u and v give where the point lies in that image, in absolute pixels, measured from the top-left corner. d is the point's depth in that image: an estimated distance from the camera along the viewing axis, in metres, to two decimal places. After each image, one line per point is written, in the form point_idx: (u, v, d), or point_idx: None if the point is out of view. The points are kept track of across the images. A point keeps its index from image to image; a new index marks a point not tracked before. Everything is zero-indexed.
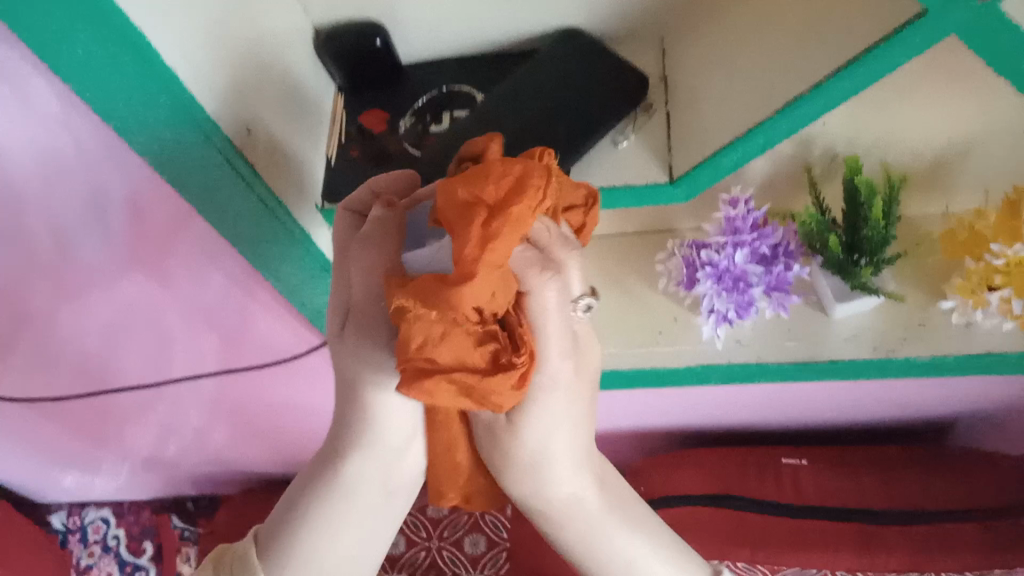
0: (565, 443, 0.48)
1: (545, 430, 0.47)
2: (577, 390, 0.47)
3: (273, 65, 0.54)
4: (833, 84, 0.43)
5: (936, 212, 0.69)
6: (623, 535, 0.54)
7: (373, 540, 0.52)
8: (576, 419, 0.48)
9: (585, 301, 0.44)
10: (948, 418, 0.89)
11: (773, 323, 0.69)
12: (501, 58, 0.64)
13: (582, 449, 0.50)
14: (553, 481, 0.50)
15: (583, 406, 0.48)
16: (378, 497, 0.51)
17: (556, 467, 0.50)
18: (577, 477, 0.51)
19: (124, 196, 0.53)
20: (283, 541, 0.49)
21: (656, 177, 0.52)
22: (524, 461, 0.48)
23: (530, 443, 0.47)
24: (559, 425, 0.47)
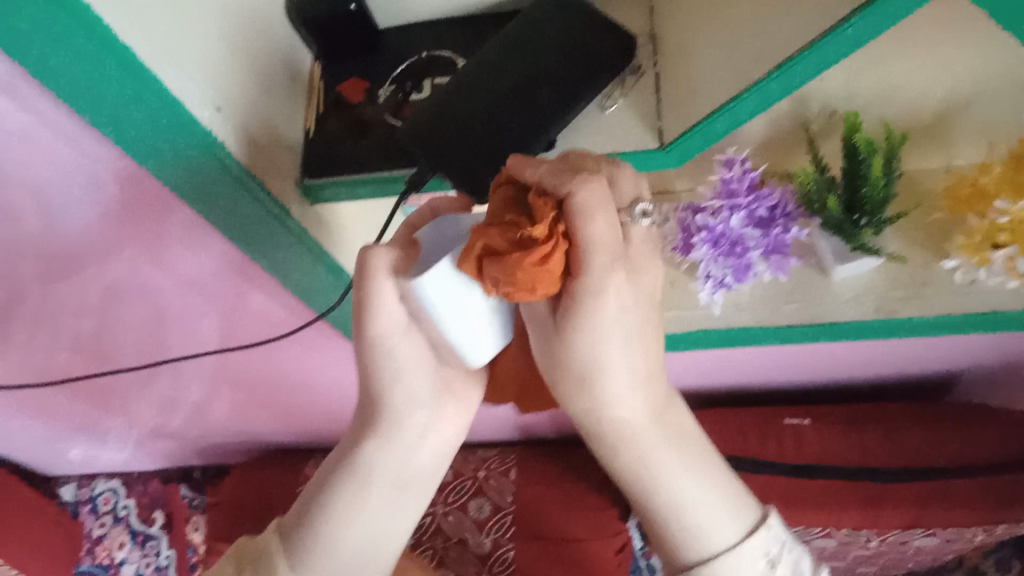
0: (621, 356, 0.44)
1: (612, 349, 0.43)
2: (635, 311, 0.42)
3: (240, 35, 0.52)
4: (832, 39, 0.41)
5: (938, 166, 0.67)
6: (672, 468, 0.49)
7: (390, 533, 0.52)
8: (635, 324, 0.43)
9: (641, 207, 0.40)
10: (950, 375, 0.87)
11: (772, 286, 0.68)
12: (481, 19, 0.61)
13: (647, 368, 0.46)
14: (625, 399, 0.46)
15: (645, 309, 0.43)
16: (389, 487, 0.51)
17: (621, 395, 0.46)
18: (650, 396, 0.47)
19: (97, 178, 0.51)
20: (301, 537, 0.49)
21: (645, 143, 0.50)
22: (577, 367, 0.44)
23: (593, 354, 0.43)
24: (617, 340, 0.43)
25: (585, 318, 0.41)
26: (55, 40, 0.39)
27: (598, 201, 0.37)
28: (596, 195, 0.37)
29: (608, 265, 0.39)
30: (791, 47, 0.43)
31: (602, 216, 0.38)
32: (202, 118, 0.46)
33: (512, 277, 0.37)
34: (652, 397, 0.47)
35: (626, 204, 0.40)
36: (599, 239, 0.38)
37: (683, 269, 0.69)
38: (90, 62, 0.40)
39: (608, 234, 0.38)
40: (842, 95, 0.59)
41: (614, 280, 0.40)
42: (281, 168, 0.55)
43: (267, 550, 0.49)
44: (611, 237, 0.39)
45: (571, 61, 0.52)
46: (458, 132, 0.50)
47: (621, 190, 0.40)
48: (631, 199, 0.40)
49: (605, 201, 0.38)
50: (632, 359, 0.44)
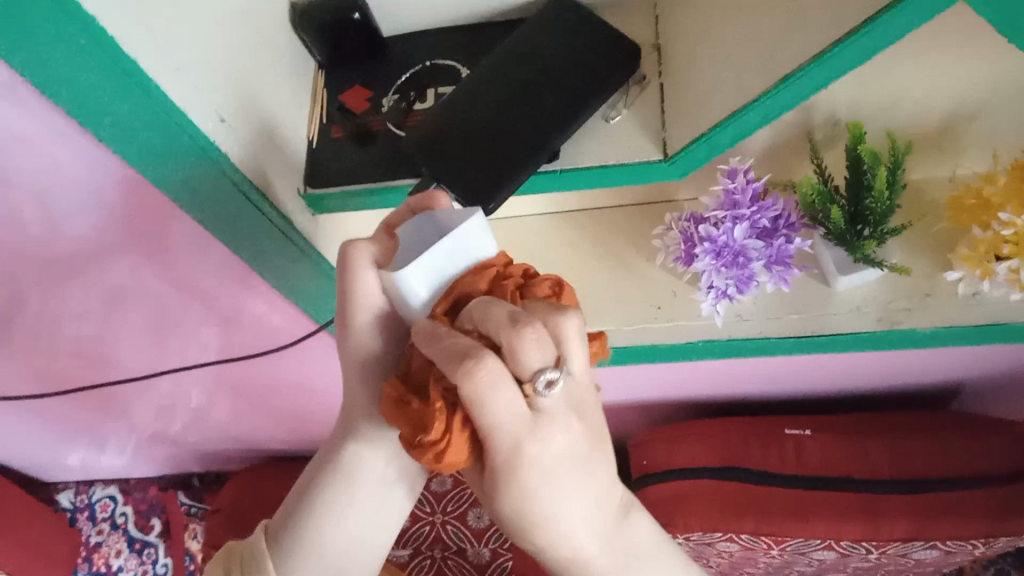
0: (560, 506, 0.34)
1: (557, 501, 0.33)
2: (570, 458, 0.33)
3: (245, 44, 0.51)
4: (837, 53, 0.41)
5: (942, 177, 0.67)
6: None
7: (380, 534, 0.46)
8: (571, 467, 0.33)
9: (548, 377, 0.30)
10: (953, 385, 0.87)
11: (774, 296, 0.67)
12: (486, 29, 0.61)
13: (597, 499, 0.35)
14: (585, 541, 0.35)
15: (586, 447, 0.33)
16: (377, 487, 0.46)
17: (583, 542, 0.35)
18: (609, 528, 0.36)
19: (99, 185, 0.51)
20: (286, 536, 0.45)
21: (649, 154, 0.50)
22: (515, 522, 0.34)
23: (539, 507, 0.33)
24: (559, 490, 0.33)
25: (515, 489, 0.32)
26: (38, 39, 0.38)
27: (488, 386, 0.30)
28: (484, 383, 0.30)
29: (521, 439, 0.31)
30: (797, 59, 0.43)
31: (495, 406, 0.30)
32: (206, 128, 0.46)
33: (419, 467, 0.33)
34: (607, 522, 0.36)
35: (527, 376, 0.31)
36: (497, 424, 0.31)
37: (685, 279, 0.68)
38: (94, 70, 0.40)
39: (510, 417, 0.31)
40: (846, 106, 0.58)
41: (534, 446, 0.31)
42: (286, 176, 0.55)
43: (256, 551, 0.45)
44: (515, 416, 0.31)
45: (577, 70, 0.52)
46: (462, 142, 0.50)
47: (523, 360, 0.30)
48: (536, 367, 0.31)
49: (495, 379, 0.30)
50: (587, 497, 0.34)
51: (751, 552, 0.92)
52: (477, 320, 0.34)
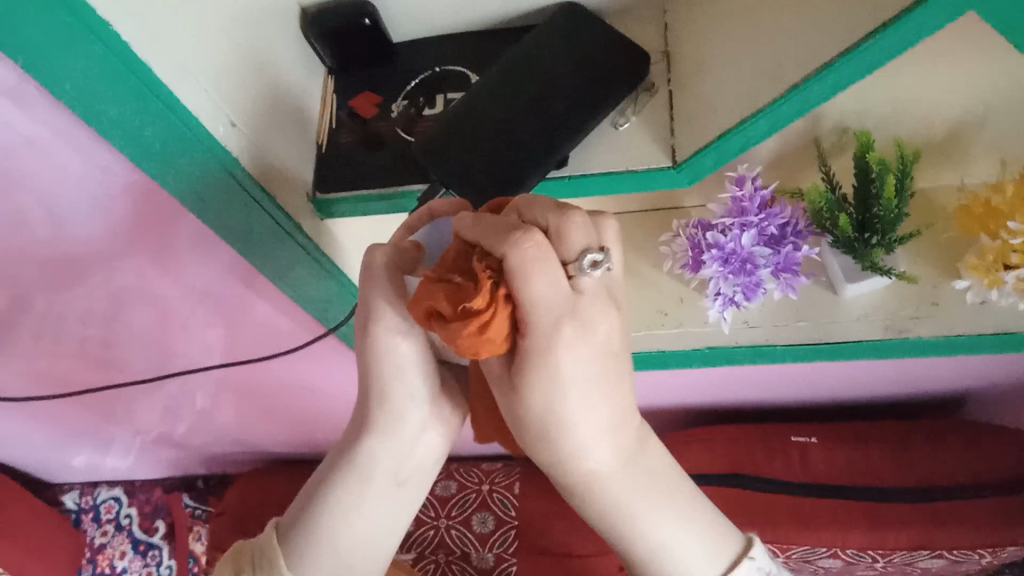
0: (586, 410, 0.38)
1: (579, 403, 0.37)
2: (601, 365, 0.37)
3: (253, 47, 0.52)
4: (844, 62, 0.41)
5: (949, 184, 0.67)
6: (647, 504, 0.44)
7: (388, 535, 0.48)
8: (602, 374, 0.37)
9: (590, 258, 0.34)
10: (959, 393, 0.87)
11: (781, 304, 0.67)
12: (495, 35, 0.61)
13: (614, 414, 0.39)
14: (597, 449, 0.40)
15: (610, 351, 0.37)
16: (390, 486, 0.47)
17: (594, 449, 0.40)
18: (620, 444, 0.41)
19: (107, 188, 0.51)
20: (297, 539, 0.46)
21: (657, 161, 0.50)
22: (540, 425, 0.38)
23: (561, 407, 0.37)
24: (581, 388, 0.37)
25: (547, 385, 0.36)
26: (48, 38, 0.38)
27: (533, 262, 0.33)
28: (534, 257, 0.33)
29: (558, 328, 0.35)
30: (805, 67, 0.43)
31: (546, 274, 0.34)
32: (215, 132, 0.46)
33: (453, 341, 0.36)
34: (621, 439, 0.41)
35: (572, 259, 0.35)
36: (539, 302, 0.34)
37: (693, 286, 0.68)
38: (104, 76, 0.40)
39: (553, 293, 0.34)
40: (854, 114, 0.58)
41: (569, 339, 0.35)
42: (294, 181, 0.55)
43: (265, 546, 0.46)
44: (555, 301, 0.34)
45: (585, 76, 0.52)
46: (471, 147, 0.50)
47: (568, 240, 0.35)
48: (578, 251, 0.35)
49: (542, 257, 0.34)
50: (603, 404, 0.38)
51: None
52: (524, 215, 0.37)
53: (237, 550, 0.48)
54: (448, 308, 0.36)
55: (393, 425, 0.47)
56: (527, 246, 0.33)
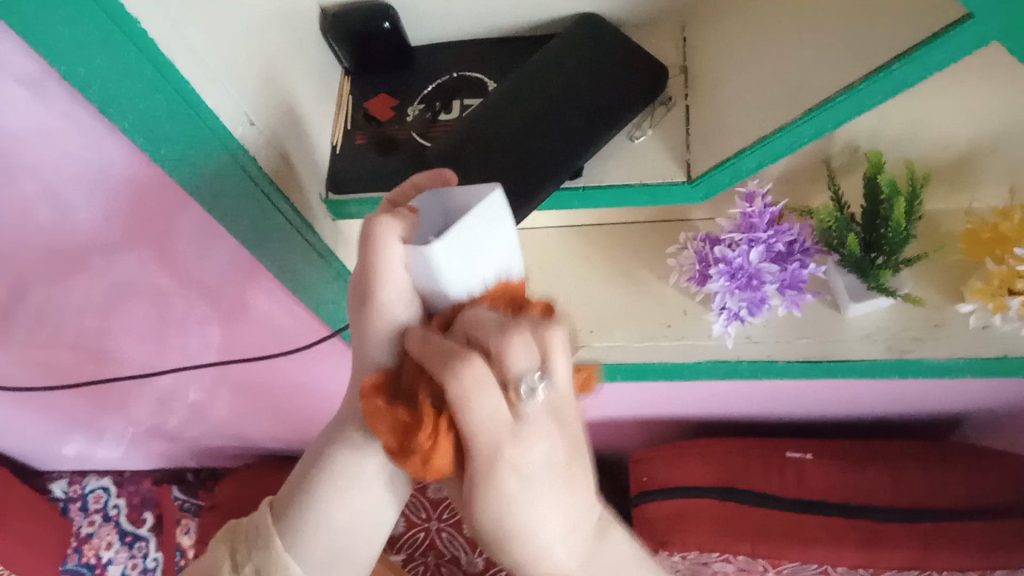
0: (544, 514, 0.34)
1: (540, 517, 0.34)
2: (553, 470, 0.34)
3: (272, 45, 0.52)
4: (866, 88, 0.41)
5: (956, 209, 0.67)
6: None
7: (385, 516, 0.46)
8: (555, 476, 0.34)
9: (530, 384, 0.33)
10: (954, 416, 0.87)
11: (785, 321, 0.68)
12: (513, 43, 0.62)
13: (574, 516, 0.36)
14: (564, 562, 0.36)
15: (558, 457, 0.35)
16: (392, 460, 0.45)
17: (562, 565, 0.36)
18: (583, 549, 0.37)
19: (117, 179, 0.51)
20: (291, 518, 0.44)
21: (672, 175, 0.50)
22: (497, 541, 0.35)
23: (520, 522, 0.34)
24: (536, 500, 0.34)
25: (498, 496, 0.33)
26: (75, 33, 0.38)
27: (474, 388, 0.33)
28: (474, 391, 0.33)
29: (503, 446, 0.33)
30: (826, 89, 0.43)
31: (484, 399, 0.33)
32: (235, 132, 0.46)
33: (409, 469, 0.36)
34: (583, 545, 0.37)
35: (513, 382, 0.33)
36: (485, 434, 0.33)
37: (698, 299, 0.68)
38: (129, 65, 0.40)
39: (497, 418, 0.33)
40: (867, 134, 0.59)
41: (514, 454, 0.33)
42: (308, 181, 0.55)
43: (261, 525, 0.44)
44: (496, 421, 0.33)
45: (603, 89, 0.52)
46: (487, 153, 0.50)
47: (512, 363, 0.33)
48: (520, 373, 0.33)
49: (481, 387, 0.33)
50: (564, 511, 0.35)
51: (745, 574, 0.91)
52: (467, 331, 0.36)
53: (230, 532, 0.47)
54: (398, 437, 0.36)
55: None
56: (459, 378, 0.33)
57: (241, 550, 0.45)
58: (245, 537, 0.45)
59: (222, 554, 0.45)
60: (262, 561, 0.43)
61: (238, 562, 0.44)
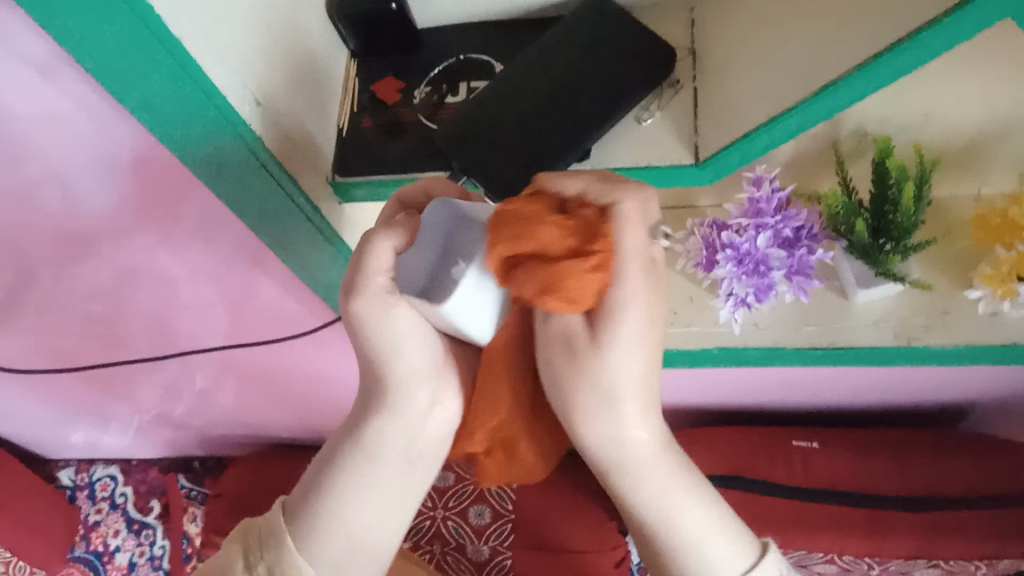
0: (641, 369, 0.43)
1: (634, 369, 0.43)
2: (656, 336, 0.43)
3: (279, 26, 0.51)
4: (876, 67, 0.41)
5: (966, 195, 0.67)
6: (691, 504, 0.47)
7: (396, 515, 0.48)
8: (653, 349, 0.43)
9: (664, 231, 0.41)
10: (963, 404, 0.87)
11: (793, 306, 0.67)
12: (520, 24, 0.61)
13: (654, 391, 0.45)
14: (643, 422, 0.45)
15: (660, 334, 0.43)
16: (400, 463, 0.47)
17: (633, 393, 0.44)
18: (656, 424, 0.46)
19: (127, 162, 0.51)
20: (304, 518, 0.46)
21: (680, 158, 0.50)
22: (598, 386, 0.43)
23: (610, 373, 0.43)
24: (645, 337, 0.42)
25: (612, 350, 0.42)
26: (86, 19, 0.37)
27: (629, 220, 0.39)
28: (632, 215, 0.39)
29: (635, 277, 0.40)
30: (836, 70, 0.43)
31: (638, 225, 0.39)
32: (242, 112, 0.46)
33: (559, 282, 0.38)
34: (658, 419, 0.46)
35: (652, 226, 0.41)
36: (629, 256, 0.40)
37: (704, 285, 0.68)
38: (134, 49, 0.40)
39: (636, 249, 0.40)
40: (877, 119, 0.58)
41: (644, 299, 0.41)
42: (315, 165, 0.55)
43: (275, 522, 0.46)
44: (638, 256, 0.40)
45: (611, 70, 0.52)
46: (496, 139, 0.51)
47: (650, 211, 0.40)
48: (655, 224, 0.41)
49: (639, 216, 0.40)
50: (651, 380, 0.44)
51: None
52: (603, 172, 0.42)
53: (244, 532, 0.47)
54: (559, 249, 0.39)
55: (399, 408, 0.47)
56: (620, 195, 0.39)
57: (254, 549, 0.46)
58: (260, 531, 0.46)
59: (237, 553, 0.46)
60: (275, 558, 0.45)
61: (251, 562, 0.45)
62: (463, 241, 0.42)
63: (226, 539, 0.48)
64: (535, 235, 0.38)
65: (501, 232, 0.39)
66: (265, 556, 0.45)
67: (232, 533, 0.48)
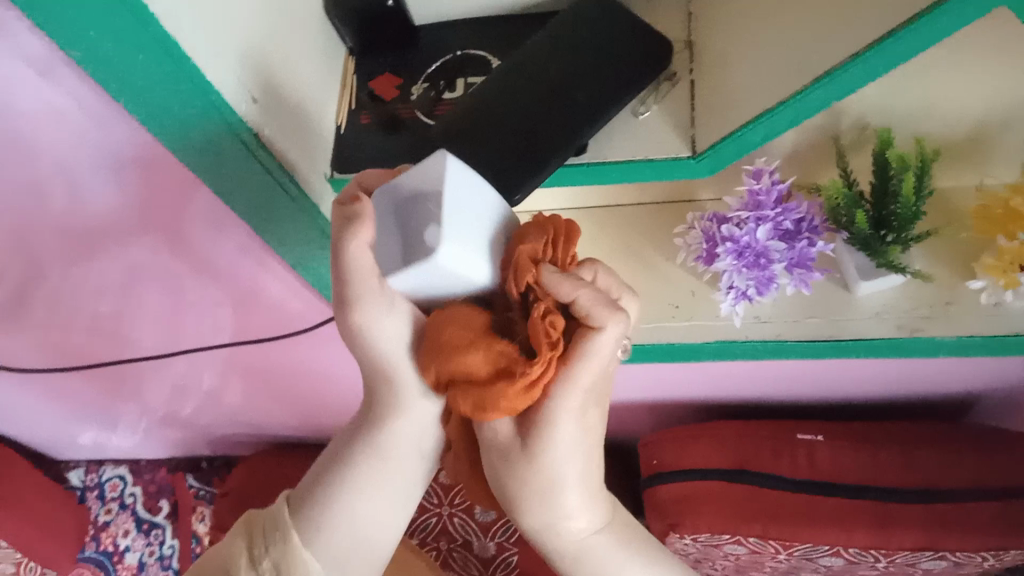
0: (579, 471, 0.46)
1: (571, 468, 0.45)
2: (587, 440, 0.45)
3: (276, 22, 0.51)
4: (870, 56, 0.41)
5: (969, 185, 0.66)
6: (630, 567, 0.53)
7: (403, 509, 0.50)
8: (589, 451, 0.46)
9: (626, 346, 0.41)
10: (969, 396, 0.87)
11: (795, 299, 0.67)
12: (518, 22, 0.62)
13: (593, 483, 0.48)
14: (580, 512, 0.49)
15: (592, 435, 0.46)
16: (409, 460, 0.49)
17: (570, 492, 0.47)
18: (596, 507, 0.50)
19: (128, 160, 0.51)
20: (315, 524, 0.47)
21: (678, 150, 0.50)
22: (539, 488, 0.46)
23: (545, 477, 0.45)
24: (578, 443, 0.45)
25: (548, 460, 0.44)
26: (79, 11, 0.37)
27: (592, 347, 0.39)
28: (602, 338, 0.39)
29: (568, 403, 0.41)
30: (831, 60, 0.43)
31: (603, 348, 0.39)
32: (241, 111, 0.46)
33: (488, 402, 0.38)
34: (598, 506, 0.50)
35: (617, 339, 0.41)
36: (582, 374, 0.40)
37: (705, 279, 0.68)
38: (132, 42, 0.40)
39: (595, 368, 0.40)
40: (876, 110, 0.58)
41: (578, 416, 0.42)
42: (311, 163, 0.55)
43: (278, 516, 0.48)
44: (588, 377, 0.40)
45: (609, 67, 0.52)
46: (494, 134, 0.50)
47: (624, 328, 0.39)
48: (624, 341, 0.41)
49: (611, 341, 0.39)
50: (588, 473, 0.47)
51: (759, 556, 0.91)
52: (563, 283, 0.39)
53: (248, 526, 0.49)
54: (488, 366, 0.39)
55: (407, 409, 0.47)
56: (605, 317, 0.38)
57: (258, 544, 0.47)
58: (263, 526, 0.48)
59: (241, 547, 0.48)
60: (279, 555, 0.46)
61: (255, 557, 0.47)
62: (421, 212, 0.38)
63: (228, 532, 0.50)
64: (467, 354, 0.39)
65: (439, 348, 0.41)
66: (269, 553, 0.46)
67: (236, 526, 0.50)
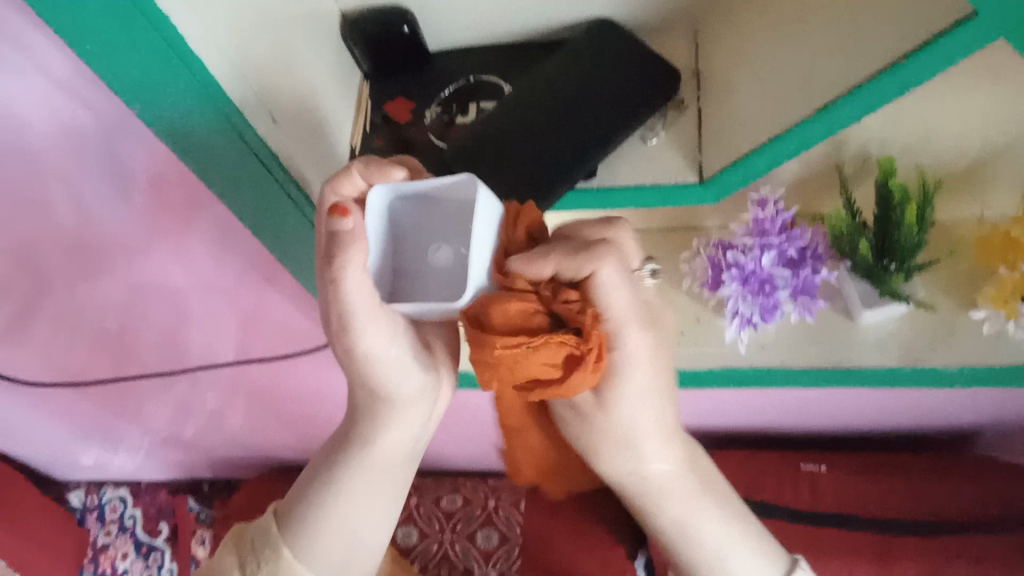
0: (653, 417, 0.46)
1: (641, 411, 0.45)
2: (661, 382, 0.45)
3: (291, 43, 0.53)
4: (874, 86, 0.42)
5: (969, 216, 0.67)
6: (713, 517, 0.51)
7: (394, 506, 0.53)
8: (662, 394, 0.46)
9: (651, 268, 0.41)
10: (970, 429, 0.87)
11: (798, 327, 0.68)
12: (530, 49, 0.64)
13: (669, 427, 0.48)
14: (658, 456, 0.48)
15: (667, 377, 0.45)
16: (400, 466, 0.51)
17: (647, 438, 0.47)
18: (675, 451, 0.49)
19: (143, 174, 0.52)
20: (316, 543, 0.49)
21: (685, 176, 0.52)
22: (613, 436, 0.47)
23: (615, 424, 0.46)
24: (647, 387, 0.44)
25: (619, 405, 0.44)
26: (110, 33, 0.38)
27: (608, 286, 0.38)
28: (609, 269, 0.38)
29: (635, 342, 0.41)
30: (834, 88, 0.44)
31: (619, 288, 0.39)
32: (259, 129, 0.47)
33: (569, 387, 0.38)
34: (676, 451, 0.49)
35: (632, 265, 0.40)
36: (623, 315, 0.39)
37: (710, 306, 0.69)
38: (161, 66, 0.41)
39: (623, 307, 0.39)
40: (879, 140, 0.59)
41: (647, 354, 0.42)
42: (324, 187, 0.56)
43: (270, 532, 0.49)
44: (628, 309, 0.39)
45: (616, 90, 0.53)
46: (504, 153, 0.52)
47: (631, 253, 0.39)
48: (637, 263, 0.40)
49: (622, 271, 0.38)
50: (662, 417, 0.46)
51: None
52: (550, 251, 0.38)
53: (237, 541, 0.50)
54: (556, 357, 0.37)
55: (400, 420, 0.49)
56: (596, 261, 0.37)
57: (250, 561, 0.49)
58: (253, 540, 0.49)
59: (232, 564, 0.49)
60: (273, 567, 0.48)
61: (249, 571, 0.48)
62: (439, 222, 0.40)
63: (219, 543, 0.52)
64: (529, 361, 0.37)
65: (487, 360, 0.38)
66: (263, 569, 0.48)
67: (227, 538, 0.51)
